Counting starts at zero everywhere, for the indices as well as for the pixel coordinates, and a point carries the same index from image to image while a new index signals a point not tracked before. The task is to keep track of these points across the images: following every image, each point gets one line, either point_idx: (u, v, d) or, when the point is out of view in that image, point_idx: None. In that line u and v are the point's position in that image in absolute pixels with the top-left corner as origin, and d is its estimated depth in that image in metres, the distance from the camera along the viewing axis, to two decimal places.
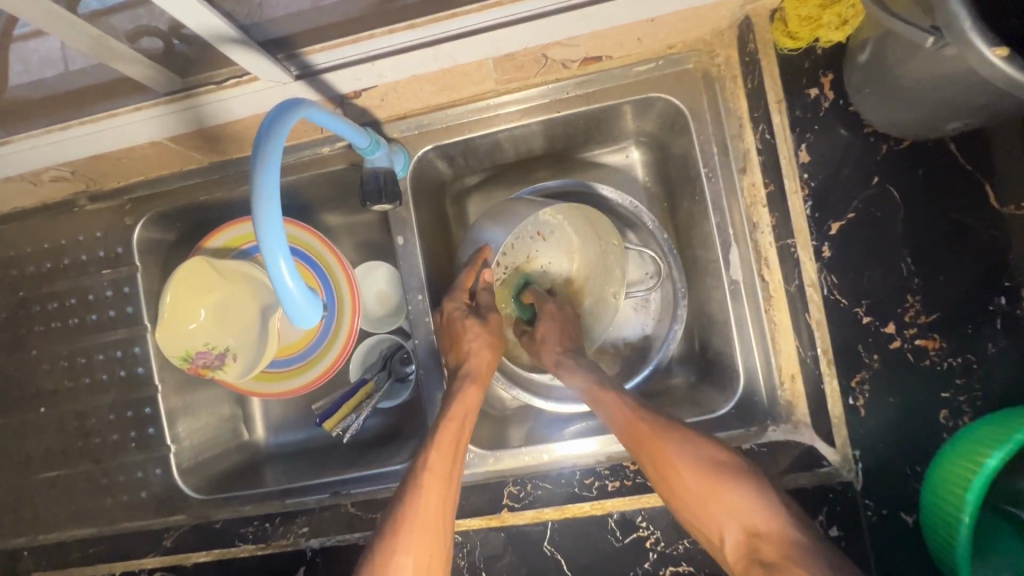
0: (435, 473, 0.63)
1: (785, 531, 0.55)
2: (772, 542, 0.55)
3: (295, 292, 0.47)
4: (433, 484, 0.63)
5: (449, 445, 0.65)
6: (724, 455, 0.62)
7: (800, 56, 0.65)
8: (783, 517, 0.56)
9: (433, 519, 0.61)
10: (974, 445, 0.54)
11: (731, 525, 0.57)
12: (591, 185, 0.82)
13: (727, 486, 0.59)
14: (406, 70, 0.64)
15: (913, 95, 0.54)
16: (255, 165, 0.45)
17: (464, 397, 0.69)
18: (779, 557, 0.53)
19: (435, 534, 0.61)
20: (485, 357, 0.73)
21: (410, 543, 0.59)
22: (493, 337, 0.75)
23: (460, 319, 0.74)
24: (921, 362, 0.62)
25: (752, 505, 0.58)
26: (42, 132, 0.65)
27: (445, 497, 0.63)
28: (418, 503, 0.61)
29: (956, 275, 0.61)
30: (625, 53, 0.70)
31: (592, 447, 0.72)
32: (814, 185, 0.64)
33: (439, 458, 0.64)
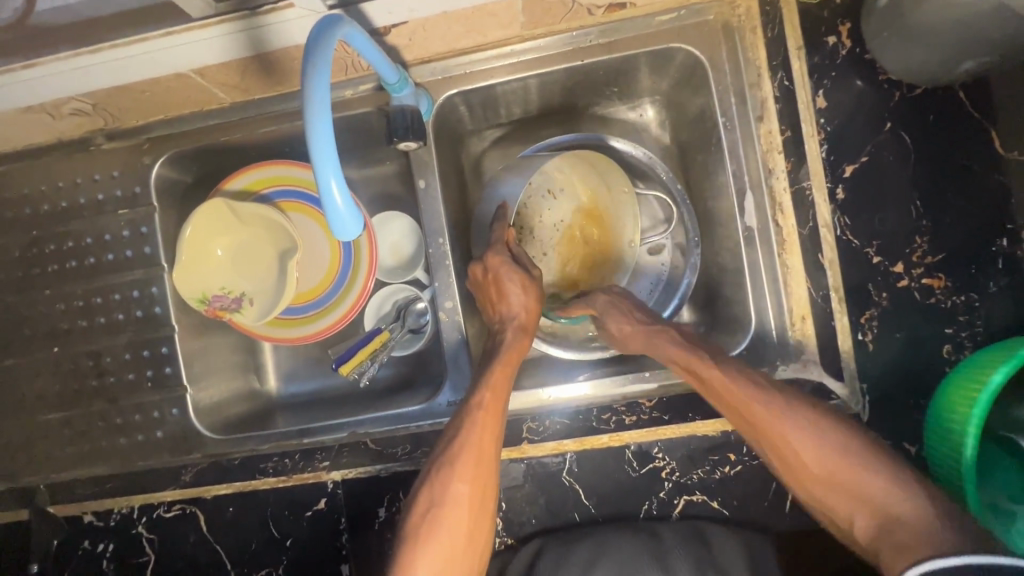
0: (489, 409, 0.63)
1: (918, 514, 0.55)
2: (895, 523, 0.55)
3: (340, 203, 0.48)
4: (487, 421, 0.62)
5: (502, 384, 0.65)
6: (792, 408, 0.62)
7: (818, 6, 0.68)
8: (911, 500, 0.56)
9: (486, 454, 0.61)
10: (978, 368, 0.57)
11: (844, 498, 0.59)
12: (604, 139, 0.83)
13: (827, 452, 0.59)
14: (437, 5, 0.66)
15: (932, 36, 0.56)
16: (307, 71, 0.47)
17: (514, 344, 0.69)
18: (899, 529, 0.55)
19: (488, 466, 0.62)
20: (527, 302, 0.72)
21: (467, 471, 0.61)
22: (535, 286, 0.73)
23: (503, 271, 0.71)
24: (928, 300, 0.65)
25: (878, 487, 0.58)
26: (69, 56, 0.64)
27: (499, 432, 0.63)
28: (473, 437, 0.62)
29: (962, 217, 0.65)
30: (649, 1, 0.72)
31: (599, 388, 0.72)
32: (830, 129, 0.67)
33: (493, 396, 0.64)
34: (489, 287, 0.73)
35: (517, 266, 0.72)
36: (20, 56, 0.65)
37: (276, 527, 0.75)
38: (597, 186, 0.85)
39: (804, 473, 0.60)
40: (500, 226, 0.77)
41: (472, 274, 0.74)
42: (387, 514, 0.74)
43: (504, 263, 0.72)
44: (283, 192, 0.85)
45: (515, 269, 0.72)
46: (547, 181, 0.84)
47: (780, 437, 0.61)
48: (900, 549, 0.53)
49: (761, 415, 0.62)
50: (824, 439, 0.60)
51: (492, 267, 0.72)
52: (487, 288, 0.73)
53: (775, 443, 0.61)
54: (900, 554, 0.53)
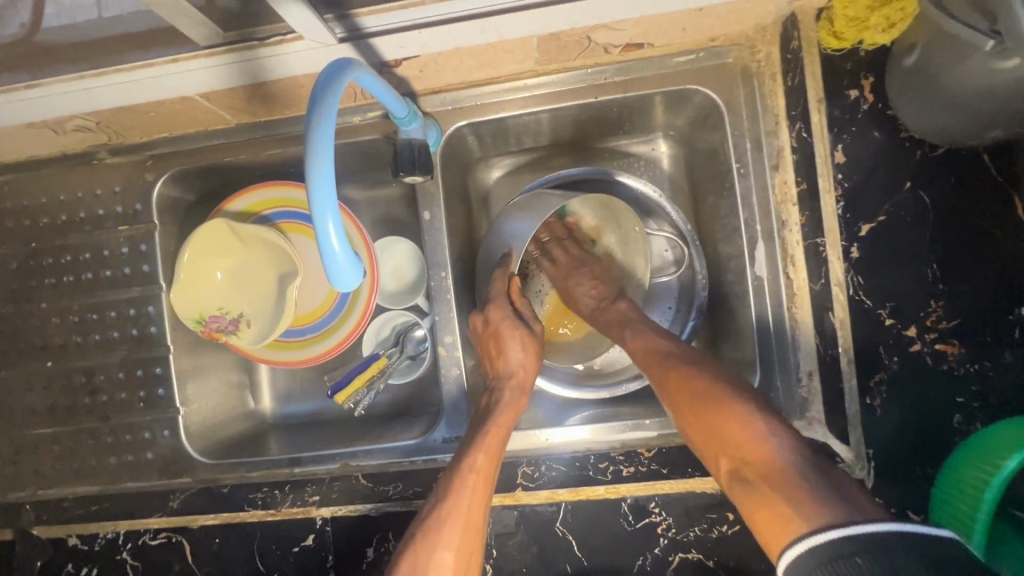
0: (481, 474, 0.62)
1: (774, 460, 0.54)
2: (758, 465, 0.55)
3: (339, 254, 0.47)
4: (478, 486, 0.61)
5: (496, 447, 0.64)
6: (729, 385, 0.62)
7: (841, 57, 0.65)
8: (773, 445, 0.55)
9: (473, 522, 0.60)
10: (993, 447, 0.55)
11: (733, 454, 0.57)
12: (611, 172, 0.82)
13: (726, 412, 0.58)
14: (451, 42, 0.64)
15: (960, 103, 0.54)
16: (311, 123, 0.45)
17: (512, 401, 0.69)
18: (761, 478, 0.54)
19: (474, 535, 0.60)
20: (526, 360, 0.72)
21: (453, 540, 0.59)
22: (534, 343, 0.74)
23: (503, 325, 0.72)
24: (940, 366, 0.63)
25: (751, 435, 0.56)
26: (73, 78, 0.63)
27: (487, 498, 0.62)
28: (463, 503, 0.60)
29: (979, 283, 0.63)
30: (667, 42, 0.70)
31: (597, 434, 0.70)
32: (847, 186, 0.65)
33: (486, 460, 0.63)
34: (489, 340, 0.73)
35: (517, 322, 0.73)
36: (23, 75, 0.64)
37: (263, 560, 0.74)
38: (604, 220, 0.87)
39: (716, 438, 0.58)
40: (501, 277, 0.76)
41: (473, 325, 0.74)
42: (376, 554, 0.72)
43: (506, 318, 0.73)
44: (285, 213, 0.84)
45: (516, 325, 0.73)
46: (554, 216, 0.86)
47: (704, 400, 0.61)
48: (774, 514, 0.51)
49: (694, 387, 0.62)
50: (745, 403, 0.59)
51: (493, 321, 0.73)
52: (487, 341, 0.73)
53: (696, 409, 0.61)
54: (772, 524, 0.51)
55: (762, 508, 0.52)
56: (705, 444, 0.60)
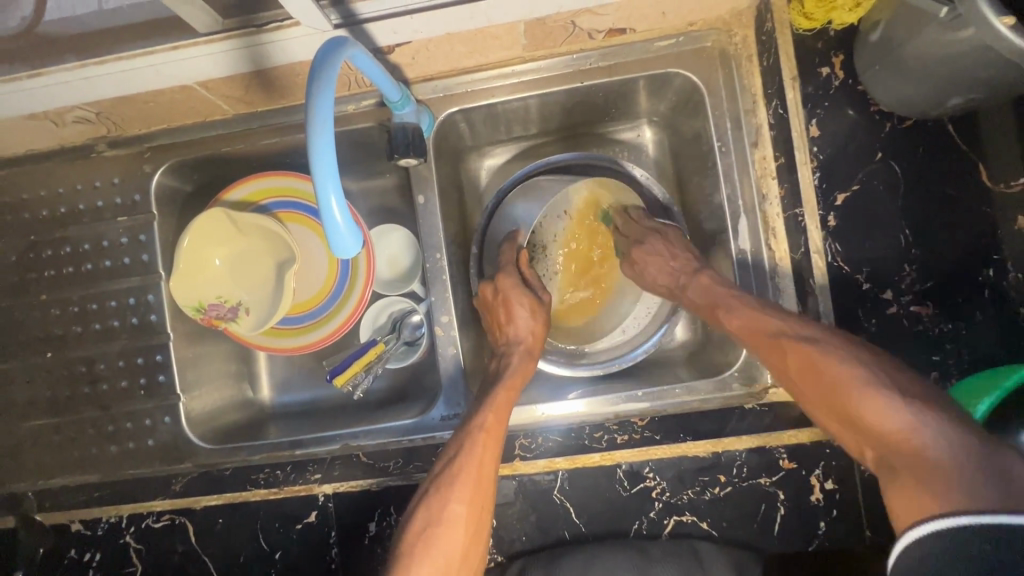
0: (490, 433, 0.63)
1: (922, 450, 0.50)
2: (909, 459, 0.50)
3: (340, 222, 0.49)
4: (487, 444, 0.63)
5: (505, 408, 0.66)
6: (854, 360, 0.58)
7: (812, 37, 0.69)
8: (920, 427, 0.51)
9: (484, 478, 0.62)
10: (964, 397, 0.59)
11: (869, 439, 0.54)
12: (620, 162, 0.84)
13: (853, 390, 0.56)
14: (441, 27, 0.66)
15: (923, 73, 0.58)
16: (311, 92, 0.48)
17: (519, 368, 0.71)
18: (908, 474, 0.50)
19: (487, 489, 0.62)
20: (533, 325, 0.75)
21: (464, 494, 0.61)
22: (543, 311, 0.77)
23: (513, 294, 0.75)
24: (916, 328, 0.66)
25: (889, 419, 0.53)
26: (75, 67, 0.64)
27: (496, 458, 0.63)
28: (474, 460, 0.62)
29: (950, 247, 0.66)
30: (648, 27, 0.73)
31: (589, 407, 0.72)
32: (822, 158, 0.69)
33: (495, 419, 0.64)
34: (498, 307, 0.75)
35: (526, 291, 0.76)
36: (25, 65, 0.65)
37: (266, 539, 0.75)
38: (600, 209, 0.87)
39: (853, 424, 0.56)
40: (509, 248, 0.82)
41: (483, 294, 0.76)
42: (378, 529, 0.74)
43: (515, 286, 0.76)
44: (282, 203, 0.86)
45: (523, 292, 0.76)
46: (563, 204, 0.87)
47: (830, 375, 0.58)
48: (911, 489, 0.49)
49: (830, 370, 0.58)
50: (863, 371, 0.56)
51: (502, 288, 0.75)
52: (496, 308, 0.75)
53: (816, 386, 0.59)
54: (907, 499, 0.49)
55: (905, 487, 0.49)
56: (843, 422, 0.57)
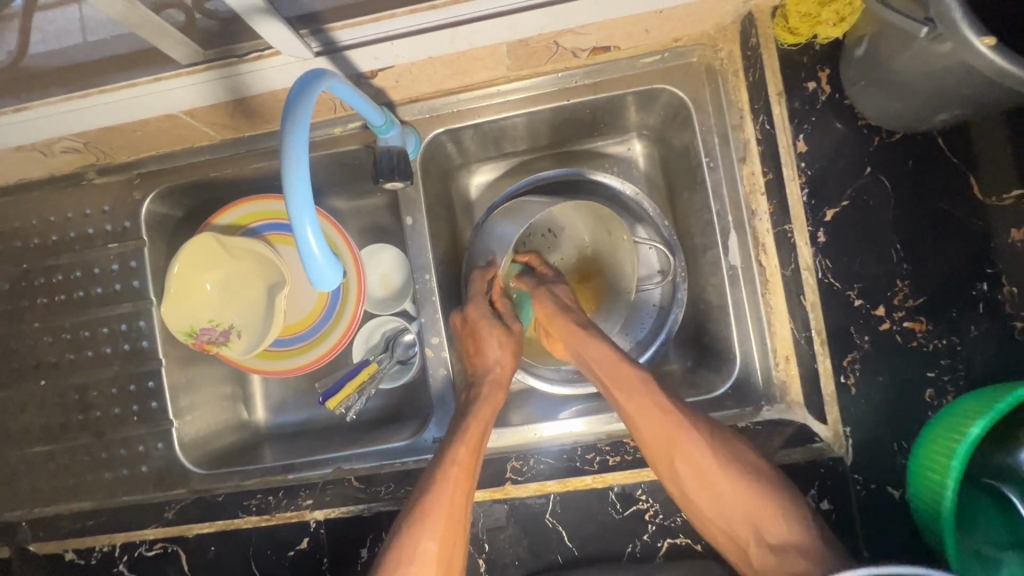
0: (463, 466, 0.64)
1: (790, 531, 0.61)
2: (786, 542, 0.61)
3: (318, 255, 0.49)
4: (460, 477, 0.63)
5: (478, 440, 0.66)
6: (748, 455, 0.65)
7: (798, 51, 0.68)
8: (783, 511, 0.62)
9: (456, 512, 0.62)
10: (959, 417, 0.57)
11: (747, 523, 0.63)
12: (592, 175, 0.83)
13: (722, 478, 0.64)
14: (423, 51, 0.66)
15: (908, 89, 0.57)
16: (286, 128, 0.47)
17: (490, 396, 0.70)
18: (790, 556, 0.60)
19: (459, 524, 0.62)
20: (505, 358, 0.72)
21: (437, 530, 0.61)
22: (513, 340, 0.74)
23: (482, 324, 0.72)
24: (910, 344, 0.65)
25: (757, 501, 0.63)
26: (60, 100, 0.65)
27: (469, 491, 0.63)
28: (446, 494, 0.62)
29: (942, 261, 0.65)
30: (633, 45, 0.73)
31: (582, 427, 0.75)
32: (811, 173, 0.67)
33: (468, 453, 0.65)
34: (467, 338, 0.74)
35: (496, 321, 0.73)
36: (11, 99, 0.66)
37: (258, 566, 0.74)
38: (600, 233, 0.85)
39: (731, 509, 0.63)
40: (481, 279, 0.76)
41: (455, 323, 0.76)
42: (369, 554, 0.72)
43: (484, 316, 0.73)
44: (273, 225, 0.86)
45: (493, 323, 0.73)
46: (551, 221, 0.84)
47: (728, 471, 0.64)
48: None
49: (698, 459, 0.64)
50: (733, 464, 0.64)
51: (471, 318, 0.73)
52: (467, 338, 0.74)
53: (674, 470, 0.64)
54: None
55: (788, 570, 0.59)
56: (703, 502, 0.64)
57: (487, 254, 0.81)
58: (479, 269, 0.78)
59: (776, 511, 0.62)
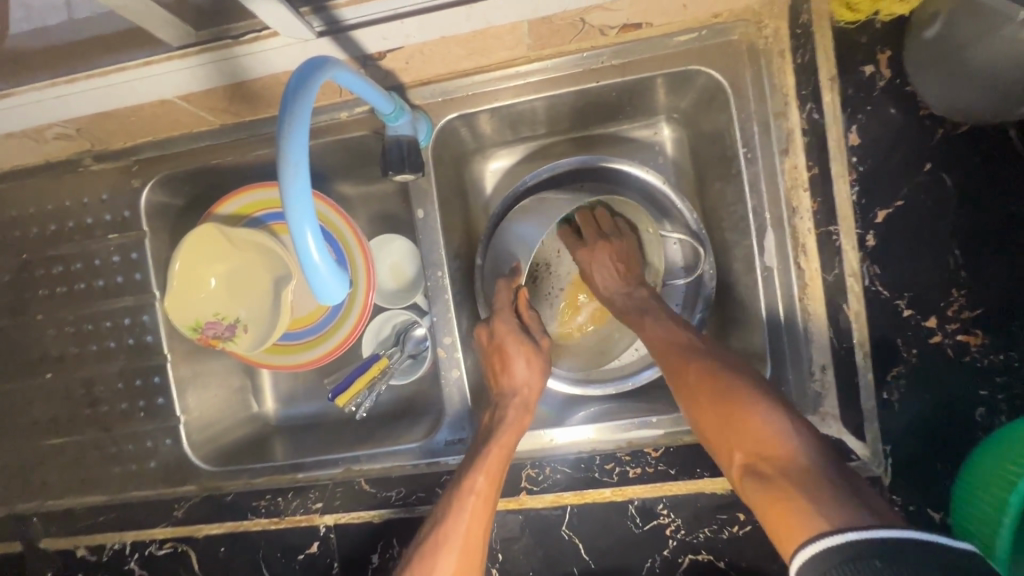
0: (481, 496, 0.61)
1: (796, 454, 0.52)
2: (779, 462, 0.52)
3: (322, 266, 0.45)
4: (478, 507, 0.61)
5: (497, 466, 0.62)
6: (750, 385, 0.59)
7: (855, 31, 0.61)
8: (795, 440, 0.53)
9: (472, 544, 0.60)
10: (1015, 447, 0.53)
11: (747, 445, 0.55)
12: (604, 159, 0.77)
13: (737, 406, 0.57)
14: (434, 31, 0.60)
15: (985, 78, 0.50)
16: (283, 130, 0.42)
17: (513, 422, 0.66)
18: (779, 475, 0.51)
19: (475, 557, 0.60)
20: (531, 380, 0.70)
21: (450, 565, 0.58)
22: (541, 360, 0.72)
23: (509, 341, 0.70)
24: (962, 358, 0.60)
25: (766, 427, 0.55)
26: (47, 85, 0.61)
27: (487, 521, 0.61)
28: (462, 525, 0.60)
29: (1005, 270, 0.59)
30: (667, 21, 0.65)
31: (590, 434, 0.70)
32: (862, 169, 0.61)
33: (486, 481, 0.62)
34: (493, 355, 0.71)
35: (524, 337, 0.71)
36: None
37: (268, 568, 0.72)
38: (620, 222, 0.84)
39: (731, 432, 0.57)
40: (508, 288, 0.75)
41: (478, 338, 0.73)
42: (380, 560, 0.71)
43: (512, 332, 0.71)
44: (277, 214, 0.82)
45: (520, 340, 0.71)
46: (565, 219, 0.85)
47: (721, 394, 0.59)
48: (783, 511, 0.49)
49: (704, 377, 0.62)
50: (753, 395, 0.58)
51: (498, 334, 0.71)
52: (492, 356, 0.72)
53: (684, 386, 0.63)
54: (781, 520, 0.49)
55: (773, 503, 0.50)
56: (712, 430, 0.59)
57: (510, 260, 0.79)
58: (504, 279, 0.77)
59: (778, 435, 0.54)
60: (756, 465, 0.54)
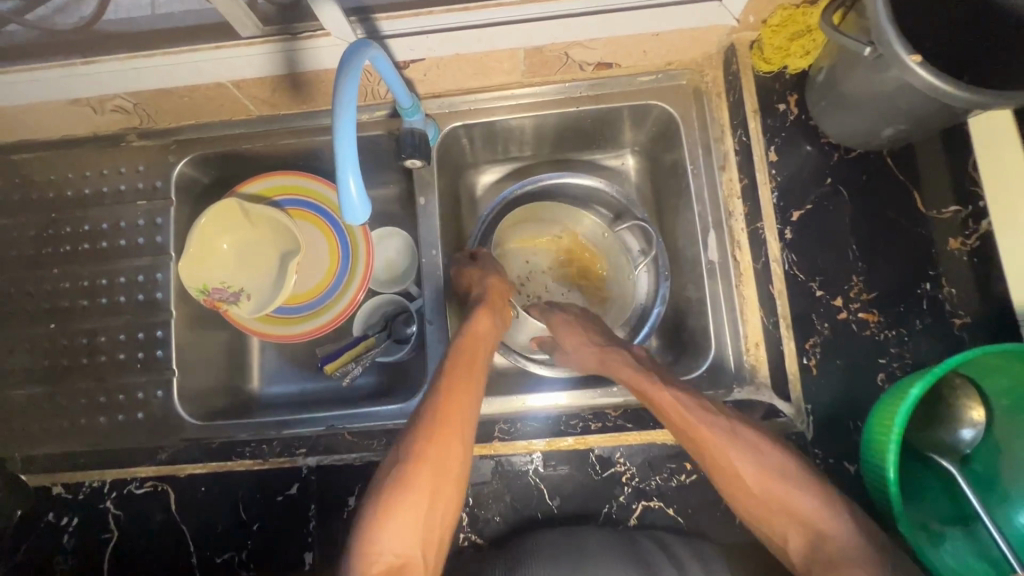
0: (456, 383, 0.69)
1: (842, 539, 0.60)
2: (834, 549, 0.59)
3: (354, 188, 0.56)
4: (454, 392, 0.69)
5: (469, 364, 0.72)
6: (793, 462, 0.65)
7: (772, 79, 0.80)
8: (837, 521, 0.60)
9: (450, 420, 0.66)
10: (902, 389, 0.64)
11: (795, 529, 0.62)
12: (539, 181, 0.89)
13: (784, 490, 0.63)
14: (451, 48, 0.76)
15: (860, 106, 0.68)
16: (339, 80, 0.56)
17: (478, 337, 0.75)
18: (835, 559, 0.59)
19: (452, 476, 0.65)
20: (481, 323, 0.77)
21: (431, 435, 0.65)
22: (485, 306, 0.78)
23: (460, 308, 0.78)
24: (863, 332, 0.73)
25: (808, 507, 0.62)
26: (124, 58, 0.73)
27: (463, 402, 0.68)
28: (439, 404, 0.67)
29: (892, 263, 0.74)
30: (632, 64, 0.84)
31: (559, 400, 0.80)
32: (780, 179, 0.78)
33: (460, 372, 0.70)
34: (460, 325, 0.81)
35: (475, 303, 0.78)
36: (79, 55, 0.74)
37: (245, 509, 0.75)
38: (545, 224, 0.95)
39: (781, 512, 0.63)
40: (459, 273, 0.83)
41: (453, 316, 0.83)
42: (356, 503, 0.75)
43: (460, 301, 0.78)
44: (293, 199, 0.93)
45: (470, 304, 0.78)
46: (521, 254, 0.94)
47: (765, 472, 0.64)
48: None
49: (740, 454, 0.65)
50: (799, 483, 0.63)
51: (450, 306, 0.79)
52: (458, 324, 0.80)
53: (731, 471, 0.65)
54: None
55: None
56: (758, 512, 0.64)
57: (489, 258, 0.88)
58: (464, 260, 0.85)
59: (822, 512, 0.61)
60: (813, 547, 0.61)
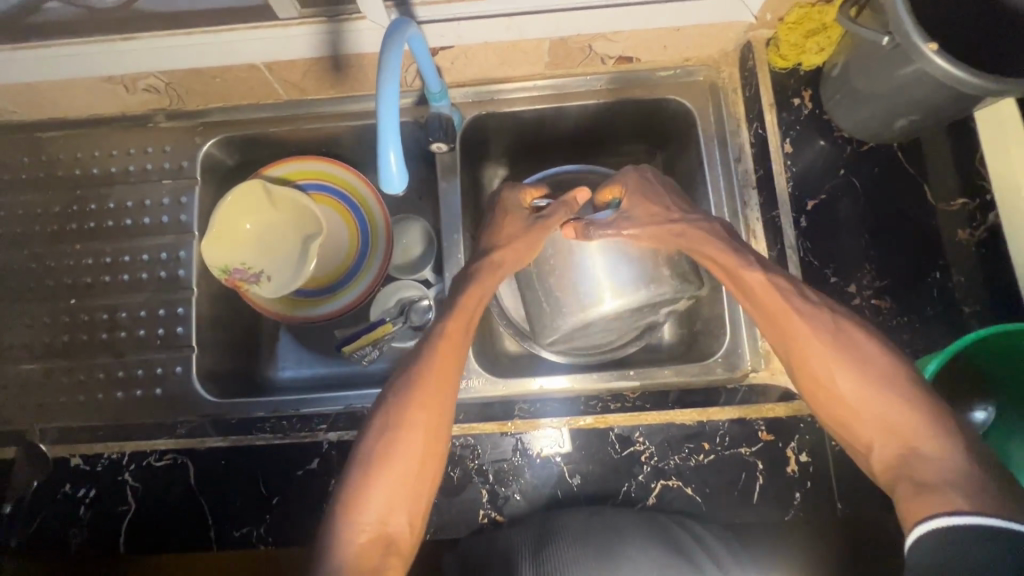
0: (449, 338, 0.69)
1: (926, 449, 0.55)
2: (925, 461, 0.55)
3: (393, 156, 0.58)
4: (447, 347, 0.68)
5: (464, 318, 0.70)
6: (890, 366, 0.61)
7: (786, 75, 0.83)
8: (928, 428, 0.56)
9: (441, 374, 0.66)
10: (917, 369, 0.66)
11: (887, 439, 0.58)
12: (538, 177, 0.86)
13: (874, 396, 0.60)
14: (480, 36, 0.79)
15: (875, 97, 0.71)
16: (383, 51, 0.58)
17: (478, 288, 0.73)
18: (918, 469, 0.55)
19: (443, 424, 0.65)
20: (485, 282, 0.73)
21: (421, 387, 0.65)
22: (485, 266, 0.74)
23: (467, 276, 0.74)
24: (876, 317, 0.75)
25: (896, 413, 0.58)
26: (163, 36, 0.75)
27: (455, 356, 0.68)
28: (432, 357, 0.67)
29: (903, 251, 0.77)
30: (652, 58, 0.87)
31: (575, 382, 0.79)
32: (794, 171, 0.81)
33: (454, 326, 0.69)
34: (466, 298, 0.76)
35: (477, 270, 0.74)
36: (118, 32, 0.76)
37: (265, 484, 0.76)
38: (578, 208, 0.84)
39: (873, 419, 0.59)
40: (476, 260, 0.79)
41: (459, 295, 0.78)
42: None
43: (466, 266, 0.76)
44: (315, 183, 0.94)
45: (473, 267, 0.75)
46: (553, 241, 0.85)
47: (861, 374, 0.61)
48: (923, 492, 0.53)
49: (834, 358, 0.63)
50: (894, 388, 0.60)
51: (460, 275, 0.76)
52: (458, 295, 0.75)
53: (820, 379, 0.63)
54: (917, 500, 0.52)
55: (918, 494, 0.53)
56: (847, 418, 0.61)
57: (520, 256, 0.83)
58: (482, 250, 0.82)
59: (913, 419, 0.57)
60: (903, 455, 0.57)
